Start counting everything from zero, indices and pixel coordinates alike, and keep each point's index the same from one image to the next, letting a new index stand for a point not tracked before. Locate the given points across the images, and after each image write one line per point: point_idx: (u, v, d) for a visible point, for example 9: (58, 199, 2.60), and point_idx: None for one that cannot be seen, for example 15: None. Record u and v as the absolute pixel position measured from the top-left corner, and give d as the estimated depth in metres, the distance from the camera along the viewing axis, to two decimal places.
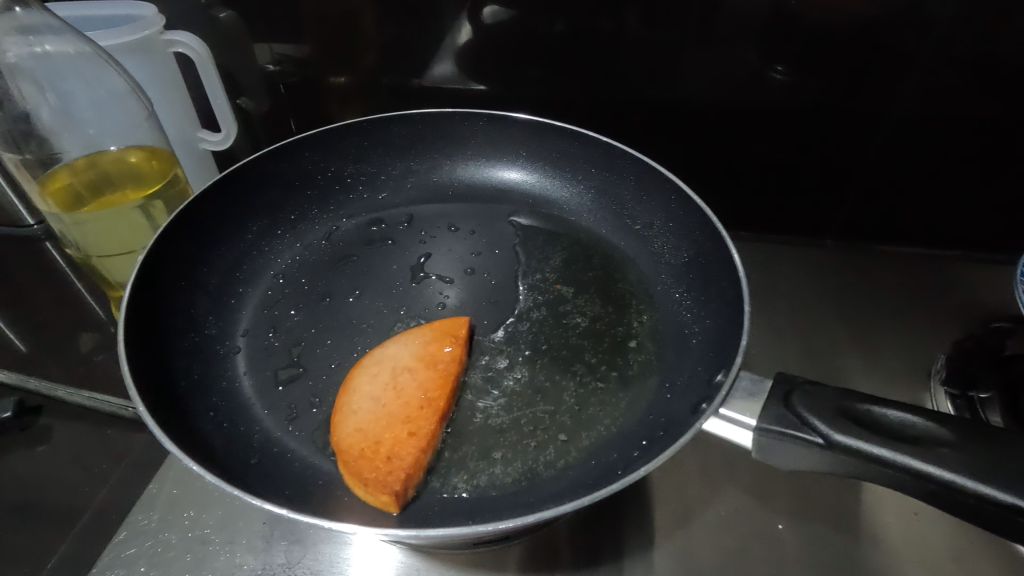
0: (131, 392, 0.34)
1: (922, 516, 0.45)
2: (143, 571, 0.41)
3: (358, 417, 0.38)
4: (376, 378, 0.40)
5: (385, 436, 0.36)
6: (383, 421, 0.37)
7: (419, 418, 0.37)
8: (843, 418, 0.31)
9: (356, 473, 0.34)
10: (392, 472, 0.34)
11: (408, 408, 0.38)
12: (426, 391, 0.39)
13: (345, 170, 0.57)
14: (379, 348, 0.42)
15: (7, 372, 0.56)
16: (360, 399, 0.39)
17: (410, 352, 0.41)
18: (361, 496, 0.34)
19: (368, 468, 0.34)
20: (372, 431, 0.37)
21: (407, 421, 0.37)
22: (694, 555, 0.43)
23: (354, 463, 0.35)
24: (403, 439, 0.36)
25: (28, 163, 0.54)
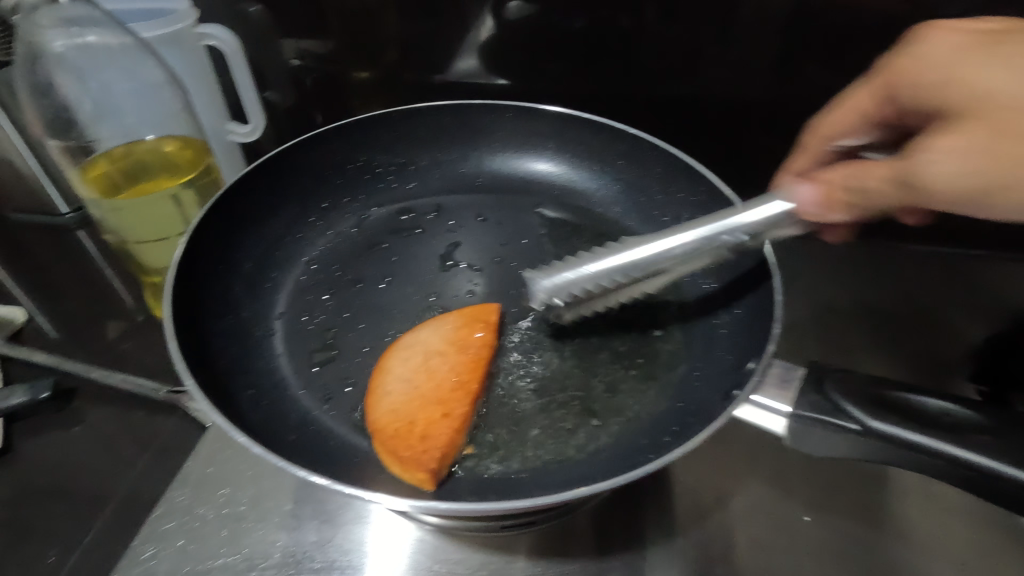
0: (180, 366, 0.36)
1: (948, 511, 0.45)
2: (180, 545, 0.43)
3: (392, 398, 0.39)
4: (409, 361, 0.41)
5: (419, 416, 0.37)
6: (417, 402, 0.38)
7: (451, 400, 0.38)
8: (880, 405, 0.31)
9: (390, 452, 0.35)
10: (427, 451, 0.35)
11: (442, 391, 0.39)
12: (458, 375, 0.40)
13: (375, 160, 0.58)
14: (411, 332, 0.43)
15: (45, 354, 0.58)
16: (394, 379, 0.40)
17: (441, 337, 0.42)
18: (399, 475, 0.35)
19: (403, 447, 0.35)
20: (406, 411, 0.38)
21: (440, 403, 0.38)
22: (719, 544, 0.43)
23: (389, 441, 0.36)
24: (437, 420, 0.37)
25: (71, 149, 0.55)
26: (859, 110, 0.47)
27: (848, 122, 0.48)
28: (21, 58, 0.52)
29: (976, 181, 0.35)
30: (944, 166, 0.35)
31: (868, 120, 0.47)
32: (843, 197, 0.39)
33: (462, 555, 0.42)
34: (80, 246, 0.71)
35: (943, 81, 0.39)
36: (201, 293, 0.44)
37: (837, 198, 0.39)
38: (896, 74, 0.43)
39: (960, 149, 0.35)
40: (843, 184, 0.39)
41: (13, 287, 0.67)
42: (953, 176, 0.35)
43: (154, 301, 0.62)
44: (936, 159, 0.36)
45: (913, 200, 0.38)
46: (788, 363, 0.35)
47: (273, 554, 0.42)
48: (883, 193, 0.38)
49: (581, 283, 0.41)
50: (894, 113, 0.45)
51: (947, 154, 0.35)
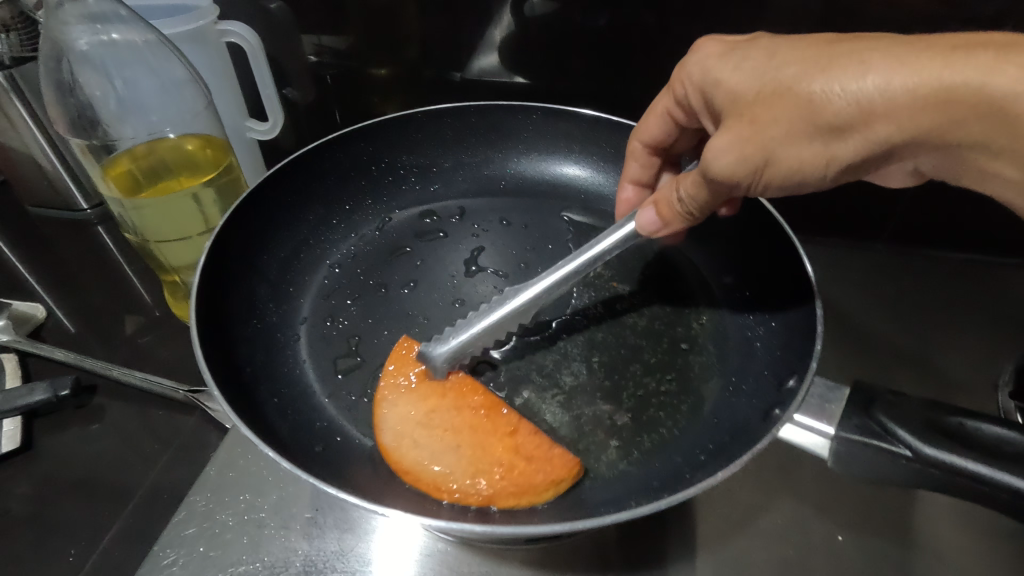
0: (207, 378, 0.35)
1: (989, 532, 0.43)
2: (201, 552, 0.42)
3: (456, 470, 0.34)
4: (424, 438, 0.36)
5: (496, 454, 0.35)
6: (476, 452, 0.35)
7: (498, 421, 0.37)
8: (933, 430, 0.30)
9: (524, 486, 0.34)
10: (548, 466, 0.35)
11: (484, 427, 0.37)
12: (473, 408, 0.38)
13: (398, 161, 0.57)
14: (386, 425, 0.37)
15: (66, 351, 0.57)
16: (435, 456, 0.35)
17: (410, 405, 0.38)
18: (554, 495, 0.34)
19: (531, 473, 0.34)
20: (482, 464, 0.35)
21: (494, 432, 0.37)
22: (750, 563, 0.42)
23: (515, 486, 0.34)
24: (512, 438, 0.36)
25: (94, 148, 0.55)
26: (665, 111, 0.45)
27: (659, 129, 0.46)
28: (43, 53, 0.52)
29: (750, 169, 0.34)
30: (725, 161, 0.35)
31: (670, 119, 0.45)
32: (677, 208, 0.39)
33: (485, 568, 0.41)
34: (100, 242, 0.71)
35: (708, 75, 0.38)
36: (225, 298, 0.43)
37: (673, 211, 0.39)
38: (674, 80, 0.42)
39: (729, 145, 0.35)
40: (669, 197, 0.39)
41: (34, 283, 0.67)
42: (725, 167, 0.35)
43: (173, 299, 0.62)
44: (713, 160, 0.35)
45: (728, 194, 0.37)
46: (831, 383, 0.35)
47: (294, 562, 0.41)
48: (700, 195, 0.37)
49: (476, 343, 0.41)
50: (687, 110, 0.44)
51: (722, 149, 0.35)
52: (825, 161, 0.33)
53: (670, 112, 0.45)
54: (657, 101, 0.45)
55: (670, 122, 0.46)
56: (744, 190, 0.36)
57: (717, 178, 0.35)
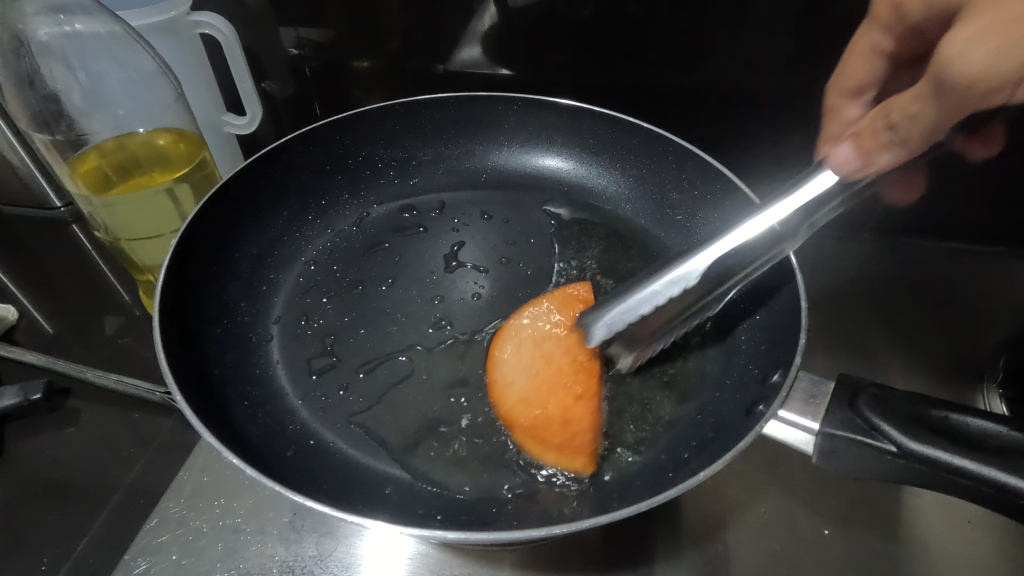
0: (170, 380, 0.34)
1: (976, 524, 0.43)
2: (175, 559, 0.41)
3: (516, 388, 0.38)
4: (520, 348, 0.40)
5: (553, 402, 0.37)
6: (543, 389, 0.37)
7: (581, 381, 0.37)
8: (917, 425, 0.29)
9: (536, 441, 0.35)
10: (568, 441, 0.35)
11: (567, 374, 0.38)
12: (579, 355, 0.39)
13: (376, 154, 0.55)
14: (514, 321, 0.41)
15: (37, 354, 0.55)
16: (510, 367, 0.39)
17: (547, 318, 0.41)
18: (551, 463, 0.35)
19: (550, 436, 0.35)
20: (534, 400, 0.37)
21: (567, 383, 0.37)
22: (736, 559, 0.41)
23: (532, 431, 0.36)
24: (573, 403, 0.36)
25: (58, 144, 0.53)
26: (871, 49, 0.42)
27: (864, 74, 0.42)
28: (4, 46, 0.50)
29: (1017, 63, 0.28)
30: (971, 59, 0.29)
31: (877, 56, 0.42)
32: (887, 136, 0.33)
33: (468, 570, 0.40)
34: (75, 241, 0.69)
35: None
36: (195, 298, 0.42)
37: (877, 141, 0.34)
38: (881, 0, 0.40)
39: (979, 35, 0.29)
40: (880, 122, 0.33)
41: (7, 283, 0.65)
42: (973, 69, 0.29)
43: (147, 298, 0.60)
44: (959, 53, 0.29)
45: (965, 109, 0.31)
46: (816, 376, 0.34)
47: (271, 568, 0.40)
48: (929, 112, 0.31)
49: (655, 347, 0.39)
50: (903, 37, 0.40)
51: (967, 46, 0.29)
52: None
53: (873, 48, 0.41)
54: (861, 38, 0.42)
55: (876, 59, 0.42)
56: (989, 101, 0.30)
57: (964, 81, 0.29)
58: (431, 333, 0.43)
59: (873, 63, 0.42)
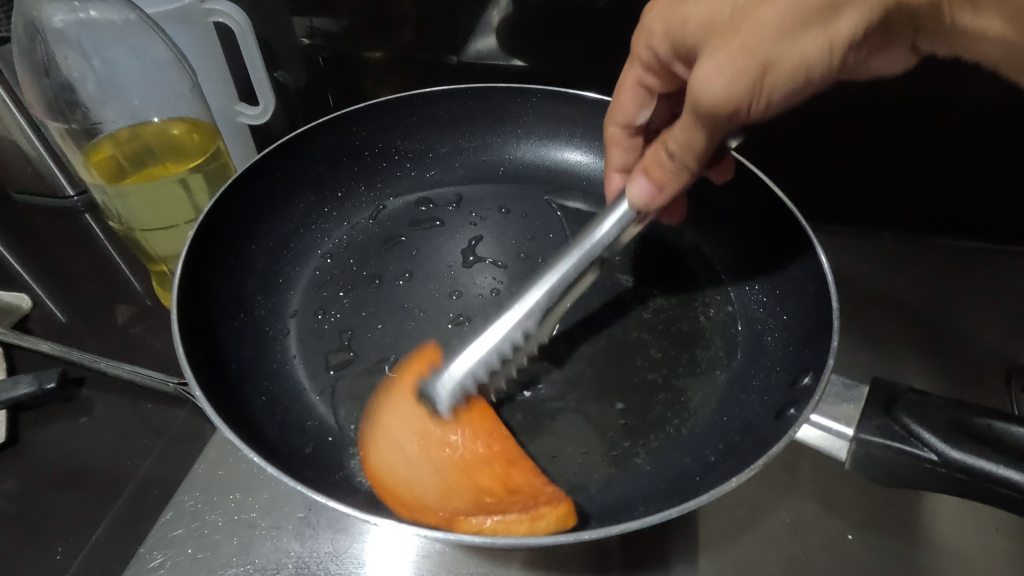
0: (187, 375, 0.33)
1: (1004, 532, 0.42)
2: (190, 553, 0.41)
3: (435, 492, 0.33)
4: (408, 452, 0.34)
5: (486, 483, 0.33)
6: (466, 476, 0.34)
7: (497, 447, 0.35)
8: (959, 432, 0.28)
9: (508, 525, 0.30)
10: (538, 504, 0.32)
11: (481, 451, 0.35)
12: (474, 427, 0.36)
13: (393, 146, 0.54)
14: (382, 425, 0.36)
15: (52, 343, 0.54)
16: (416, 475, 0.33)
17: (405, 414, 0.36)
18: (536, 530, 0.30)
19: (512, 510, 0.31)
20: (464, 488, 0.33)
21: (485, 459, 0.34)
22: (755, 563, 0.40)
23: (490, 516, 0.31)
24: (508, 473, 0.34)
25: (73, 132, 0.53)
26: (636, 82, 0.43)
27: (633, 103, 0.44)
28: (18, 32, 0.49)
29: (749, 81, 0.31)
30: (714, 85, 0.31)
31: (642, 89, 0.43)
32: (670, 165, 0.36)
33: (483, 568, 0.40)
34: (88, 229, 0.69)
35: (675, 22, 0.36)
36: (212, 290, 0.41)
37: (666, 172, 0.36)
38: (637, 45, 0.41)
39: (716, 66, 0.31)
40: (660, 158, 0.36)
41: (21, 271, 0.65)
42: (718, 95, 0.32)
43: (160, 288, 0.60)
44: (705, 80, 0.32)
45: (727, 128, 0.33)
46: (848, 381, 0.33)
47: (286, 564, 0.40)
48: (692, 141, 0.34)
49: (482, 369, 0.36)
50: (658, 73, 0.41)
51: (709, 75, 0.31)
52: (827, 51, 0.30)
53: (642, 82, 0.43)
54: (627, 74, 0.43)
55: (642, 92, 0.43)
56: (742, 115, 0.33)
57: (711, 107, 0.32)
58: (450, 329, 0.42)
59: (642, 94, 0.43)
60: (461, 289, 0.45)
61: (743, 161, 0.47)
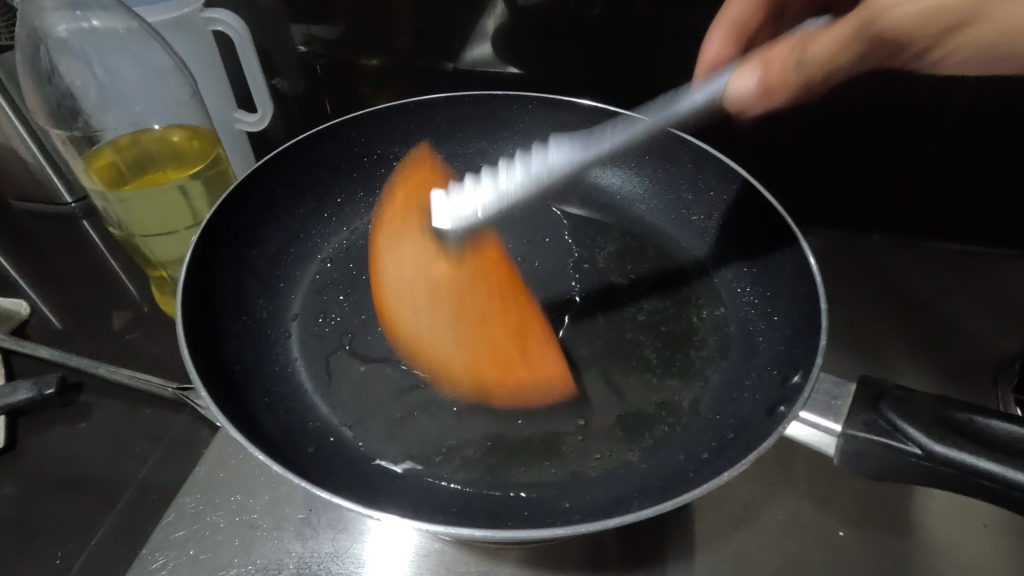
0: (193, 376, 0.34)
1: (990, 526, 0.43)
2: (191, 555, 0.41)
3: (448, 343, 0.39)
4: (421, 304, 0.41)
5: (501, 338, 0.39)
6: (482, 325, 0.40)
7: (512, 308, 0.41)
8: (942, 426, 0.29)
9: (522, 393, 0.38)
10: (544, 368, 0.39)
11: (495, 312, 0.41)
12: (489, 288, 0.42)
13: (391, 152, 0.55)
14: (388, 262, 0.43)
15: (49, 349, 0.55)
16: (428, 324, 0.40)
17: (413, 267, 0.42)
18: (546, 390, 0.38)
19: (520, 370, 0.38)
20: (477, 342, 0.39)
21: (500, 319, 0.40)
22: (748, 559, 0.41)
23: (501, 371, 0.38)
24: (522, 334, 0.40)
25: (75, 139, 0.53)
26: None
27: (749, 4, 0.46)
28: (21, 41, 0.50)
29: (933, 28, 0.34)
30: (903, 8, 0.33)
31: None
32: (795, 76, 0.37)
33: (481, 567, 0.40)
34: (86, 236, 0.70)
35: None
36: (214, 293, 0.42)
37: (782, 81, 0.38)
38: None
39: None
40: (787, 65, 0.37)
41: (17, 278, 0.66)
42: (904, 16, 0.34)
43: (160, 294, 0.60)
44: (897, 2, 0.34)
45: (867, 58, 0.36)
46: (836, 378, 0.34)
47: (287, 564, 0.40)
48: (836, 52, 0.36)
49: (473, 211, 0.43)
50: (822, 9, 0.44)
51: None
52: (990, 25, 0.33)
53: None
54: None
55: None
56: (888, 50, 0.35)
57: (887, 30, 0.34)
58: None
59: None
60: None
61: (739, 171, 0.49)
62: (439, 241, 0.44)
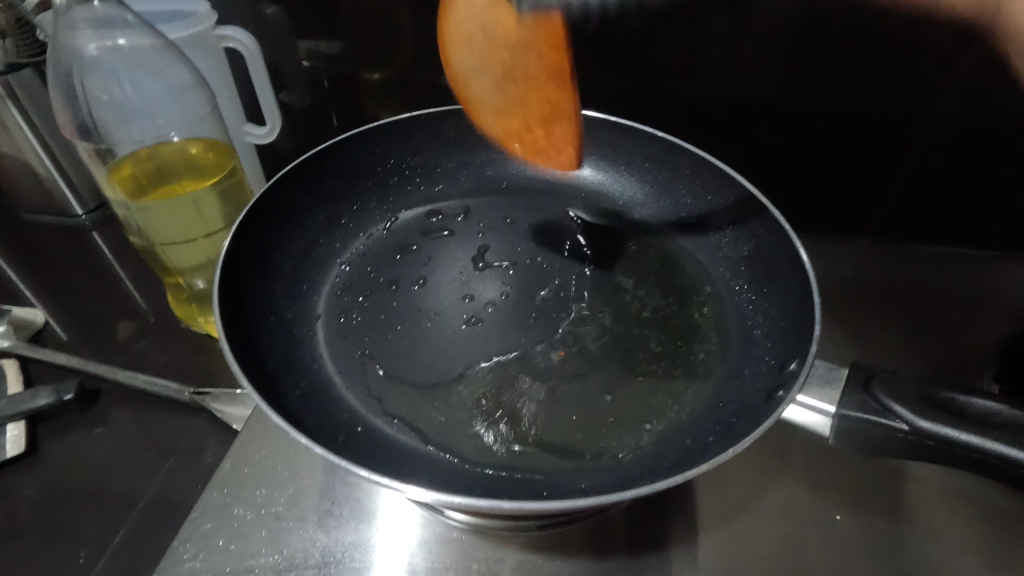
0: (235, 370, 0.36)
1: (978, 506, 0.45)
2: (221, 545, 0.43)
3: (472, 68, 0.44)
4: (476, 35, 0.43)
5: (528, 119, 0.45)
6: (514, 102, 0.44)
7: (552, 88, 0.43)
8: (925, 404, 0.32)
9: (534, 152, 0.46)
10: (556, 158, 0.45)
11: (534, 71, 0.42)
12: (539, 55, 0.41)
13: (404, 161, 0.58)
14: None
15: (69, 356, 0.57)
16: (471, 38, 0.43)
17: (485, 10, 0.42)
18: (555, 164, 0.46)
19: (535, 148, 0.46)
20: (506, 106, 0.45)
21: (540, 91, 0.43)
22: (751, 543, 0.43)
23: (518, 143, 0.46)
24: (551, 121, 0.44)
25: (102, 152, 0.55)
26: None
27: None
28: (53, 59, 0.52)
29: None
30: None
31: None
32: None
33: (498, 553, 0.42)
34: (95, 247, 0.71)
35: None
36: (243, 293, 0.44)
37: None
38: None
39: None
40: None
41: (26, 289, 0.67)
42: None
43: (177, 300, 0.62)
44: None
45: None
46: (831, 364, 0.37)
47: (313, 553, 0.42)
48: None
49: None
50: None
51: None
52: None
53: None
54: None
55: None
56: None
57: None
58: (464, 328, 0.46)
59: None
60: (474, 291, 0.49)
61: (734, 174, 0.52)
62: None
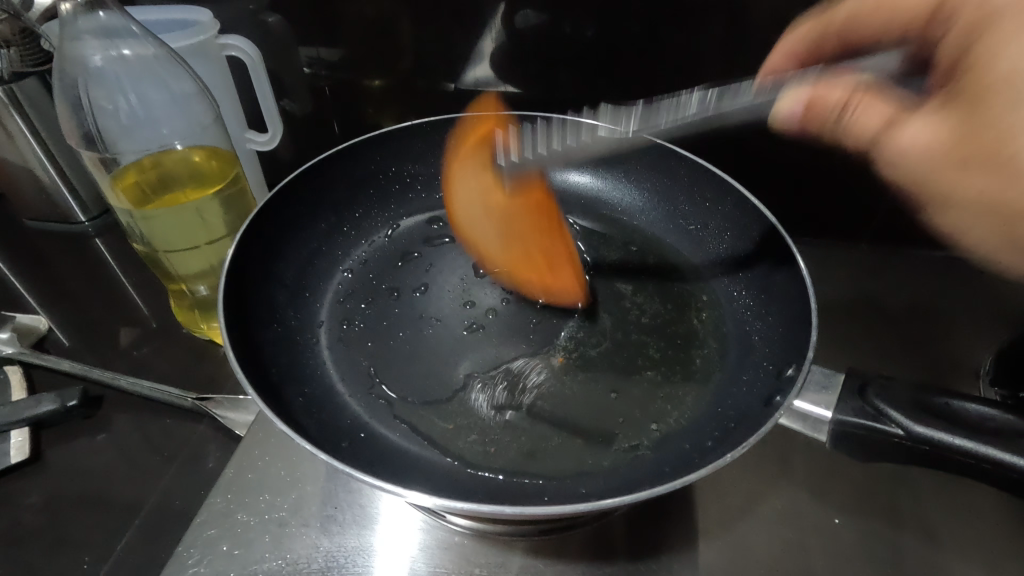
0: (240, 376, 0.36)
1: (975, 509, 0.46)
2: (224, 551, 0.43)
3: (472, 227, 0.48)
4: (475, 209, 0.47)
5: (535, 253, 0.47)
6: (515, 242, 0.47)
7: (551, 247, 0.48)
8: (921, 410, 0.33)
9: (546, 286, 0.48)
10: (563, 260, 0.48)
11: (535, 221, 0.47)
12: (536, 218, 0.47)
13: (405, 169, 0.59)
14: (458, 179, 0.47)
15: (73, 362, 0.58)
16: (473, 213, 0.47)
17: (477, 183, 0.47)
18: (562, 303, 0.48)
19: (539, 276, 0.48)
20: (516, 245, 0.47)
21: (537, 218, 0.47)
22: (751, 547, 0.44)
23: (525, 278, 0.48)
24: (551, 241, 0.48)
25: (106, 161, 0.56)
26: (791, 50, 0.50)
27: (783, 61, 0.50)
28: (60, 71, 0.53)
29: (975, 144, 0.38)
30: (920, 138, 0.41)
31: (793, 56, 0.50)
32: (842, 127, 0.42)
33: (499, 558, 0.43)
34: (98, 253, 0.72)
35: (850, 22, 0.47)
36: (246, 300, 0.44)
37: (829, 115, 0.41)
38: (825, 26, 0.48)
39: (926, 125, 0.40)
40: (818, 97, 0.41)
41: (29, 296, 0.68)
42: (921, 141, 0.41)
43: (180, 307, 0.63)
44: (913, 136, 0.41)
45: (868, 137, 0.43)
46: (826, 370, 0.38)
47: (316, 558, 0.43)
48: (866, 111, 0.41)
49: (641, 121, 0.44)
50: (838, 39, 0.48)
51: (917, 132, 0.41)
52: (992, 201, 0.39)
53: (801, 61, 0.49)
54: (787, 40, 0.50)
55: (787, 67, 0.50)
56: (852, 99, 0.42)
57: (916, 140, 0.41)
58: (465, 335, 0.46)
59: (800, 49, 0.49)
60: (475, 298, 0.49)
61: (731, 181, 0.53)
62: (498, 172, 0.45)
